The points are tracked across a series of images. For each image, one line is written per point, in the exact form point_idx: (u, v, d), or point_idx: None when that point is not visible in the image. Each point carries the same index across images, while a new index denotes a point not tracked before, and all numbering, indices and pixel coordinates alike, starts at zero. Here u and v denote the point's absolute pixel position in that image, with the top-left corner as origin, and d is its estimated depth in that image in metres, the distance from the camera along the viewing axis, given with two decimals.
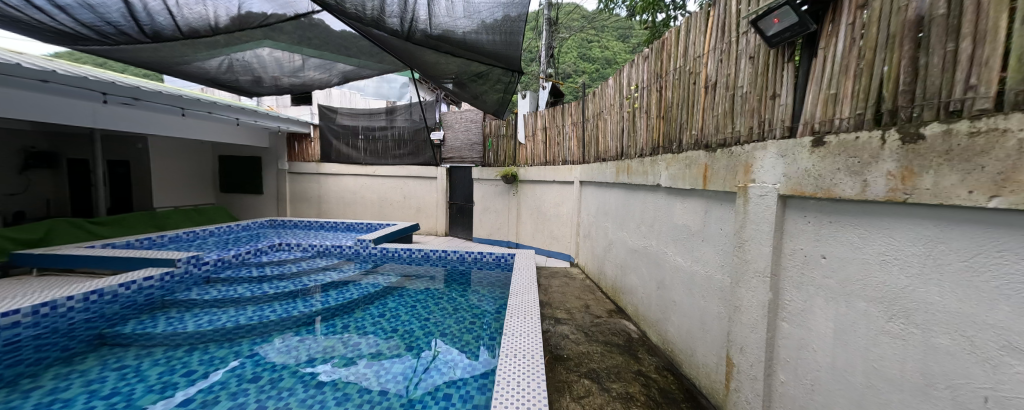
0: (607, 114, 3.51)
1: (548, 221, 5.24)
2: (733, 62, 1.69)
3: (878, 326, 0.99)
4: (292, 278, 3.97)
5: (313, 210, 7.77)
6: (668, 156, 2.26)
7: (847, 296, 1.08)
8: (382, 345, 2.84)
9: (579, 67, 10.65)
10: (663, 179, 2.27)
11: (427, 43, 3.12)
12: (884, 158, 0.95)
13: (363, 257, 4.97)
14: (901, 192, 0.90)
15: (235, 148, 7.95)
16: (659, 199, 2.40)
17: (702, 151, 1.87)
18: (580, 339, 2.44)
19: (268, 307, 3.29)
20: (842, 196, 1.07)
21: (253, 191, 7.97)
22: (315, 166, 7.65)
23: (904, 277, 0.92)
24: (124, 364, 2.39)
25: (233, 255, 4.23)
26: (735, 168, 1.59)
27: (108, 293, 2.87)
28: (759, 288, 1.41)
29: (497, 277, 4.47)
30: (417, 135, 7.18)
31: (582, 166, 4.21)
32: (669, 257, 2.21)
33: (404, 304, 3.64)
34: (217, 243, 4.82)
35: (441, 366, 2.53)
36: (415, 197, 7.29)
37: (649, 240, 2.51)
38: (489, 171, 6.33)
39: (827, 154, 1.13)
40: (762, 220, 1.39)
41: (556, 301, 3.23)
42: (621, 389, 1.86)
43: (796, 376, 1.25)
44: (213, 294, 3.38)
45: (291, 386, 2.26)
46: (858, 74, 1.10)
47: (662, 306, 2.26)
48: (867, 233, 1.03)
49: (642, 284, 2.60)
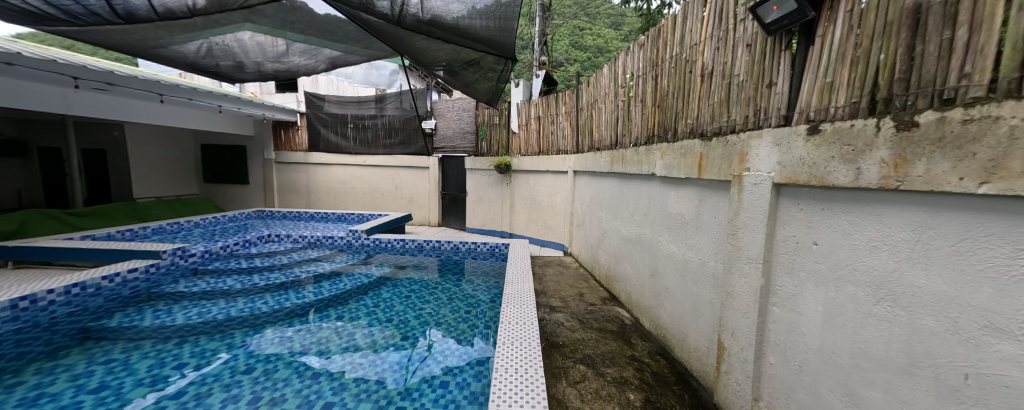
0: (602, 103, 3.48)
1: (542, 211, 5.24)
2: (730, 50, 1.67)
3: (867, 310, 1.02)
4: (284, 269, 3.91)
5: (302, 200, 7.61)
6: (663, 145, 2.25)
7: (836, 281, 1.12)
8: (379, 334, 2.85)
9: (573, 55, 10.33)
10: (659, 168, 2.26)
11: (418, 29, 3.04)
12: (878, 146, 0.97)
13: (355, 247, 4.88)
14: (893, 179, 0.93)
15: (218, 137, 7.65)
16: (654, 188, 2.40)
17: (697, 140, 1.87)
18: (575, 326, 2.48)
19: (259, 298, 3.24)
20: (835, 184, 1.09)
21: (238, 181, 7.71)
22: (303, 155, 7.43)
23: (893, 261, 0.96)
24: (111, 358, 2.34)
25: (220, 246, 4.07)
26: (730, 157, 1.59)
27: (91, 286, 2.75)
28: (751, 274, 1.43)
29: (491, 267, 4.46)
30: (408, 124, 7.04)
31: (576, 156, 4.22)
32: (663, 246, 2.23)
33: (398, 294, 3.64)
34: (203, 234, 4.67)
35: (436, 354, 2.56)
36: (408, 187, 7.19)
37: (643, 229, 2.54)
38: (483, 161, 6.27)
39: (822, 142, 1.14)
40: (757, 209, 1.41)
41: (551, 289, 3.26)
42: (615, 373, 1.90)
43: (785, 358, 1.29)
44: (201, 286, 3.29)
45: (286, 377, 2.25)
46: (854, 62, 1.11)
47: (655, 293, 2.30)
48: (857, 220, 1.06)
49: (635, 272, 2.63)
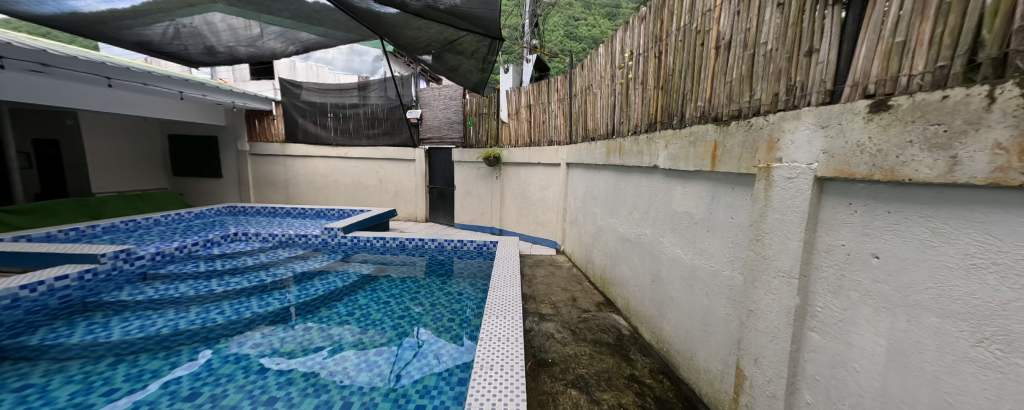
0: (598, 88, 3.16)
1: (533, 206, 4.93)
2: (754, 13, 1.37)
3: (957, 350, 0.75)
4: (249, 272, 3.56)
5: (280, 195, 7.19)
6: (667, 132, 1.96)
7: (909, 308, 0.83)
8: (350, 348, 2.56)
9: (567, 46, 9.75)
10: (662, 160, 1.97)
11: (389, 1, 2.73)
12: (990, 123, 0.68)
13: (332, 246, 4.52)
14: (1015, 172, 0.64)
15: (187, 127, 7.13)
16: (655, 183, 2.11)
17: (710, 126, 1.58)
18: (567, 338, 2.21)
19: (215, 307, 2.90)
20: (914, 178, 0.79)
21: (211, 175, 7.24)
22: (280, 147, 6.98)
23: (1007, 290, 0.67)
24: (26, 383, 2.01)
25: (176, 247, 3.68)
26: (754, 146, 1.30)
27: (5, 297, 2.37)
28: (781, 290, 1.15)
29: (479, 267, 4.16)
30: (393, 114, 6.64)
31: (569, 147, 3.92)
32: (666, 249, 1.96)
33: (376, 300, 3.33)
34: (162, 233, 4.27)
35: (424, 348, 2.56)
36: (393, 181, 6.83)
37: (642, 228, 2.26)
38: (471, 153, 5.91)
39: (893, 122, 0.84)
40: (791, 209, 1.12)
41: (541, 293, 2.98)
42: (612, 400, 1.64)
43: (828, 399, 1.02)
44: (149, 294, 2.93)
45: (236, 404, 1.95)
46: (941, 12, 0.81)
47: (657, 302, 2.04)
48: (947, 229, 0.77)
49: (634, 277, 2.36)
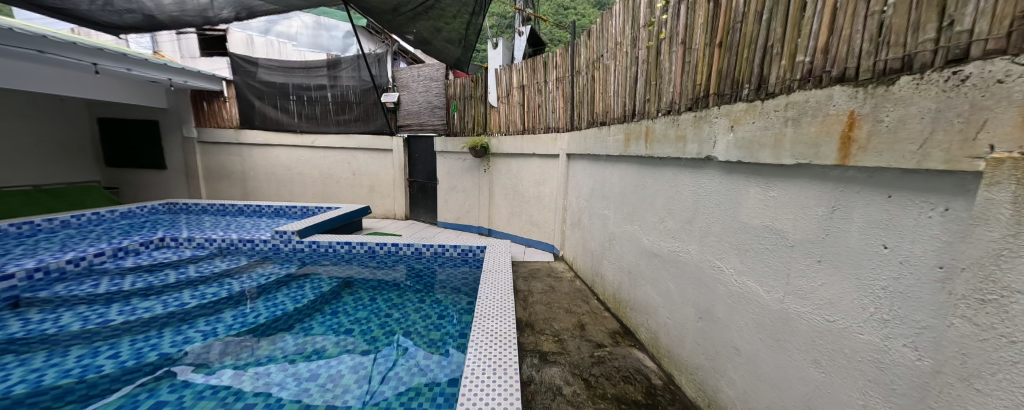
0: (610, 58, 2.51)
1: (527, 203, 4.29)
2: None
3: None
4: (168, 293, 2.80)
5: (237, 189, 6.32)
6: (732, 111, 1.34)
7: None
8: (289, 404, 1.89)
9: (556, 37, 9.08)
10: (723, 151, 1.37)
11: None
12: None
13: (286, 254, 3.78)
14: None
15: (122, 111, 6.14)
16: (706, 184, 1.51)
17: (835, 91, 0.94)
18: (581, 396, 1.60)
19: (108, 349, 2.17)
20: None
21: (154, 166, 6.28)
22: (235, 134, 6.08)
23: None
24: None
25: (70, 260, 2.89)
26: (971, 116, 0.66)
27: None
28: None
29: (465, 278, 3.46)
30: (366, 97, 5.83)
31: (570, 134, 3.29)
32: (727, 280, 1.36)
33: (334, 329, 2.64)
34: (65, 239, 3.43)
35: (387, 400, 1.93)
36: (367, 174, 6.06)
37: (682, 245, 1.66)
38: (455, 143, 5.18)
39: None
40: None
41: (540, 318, 2.36)
42: None
43: None
44: (10, 331, 2.17)
45: None
46: None
47: (710, 352, 1.45)
48: None
49: (667, 307, 1.77)
